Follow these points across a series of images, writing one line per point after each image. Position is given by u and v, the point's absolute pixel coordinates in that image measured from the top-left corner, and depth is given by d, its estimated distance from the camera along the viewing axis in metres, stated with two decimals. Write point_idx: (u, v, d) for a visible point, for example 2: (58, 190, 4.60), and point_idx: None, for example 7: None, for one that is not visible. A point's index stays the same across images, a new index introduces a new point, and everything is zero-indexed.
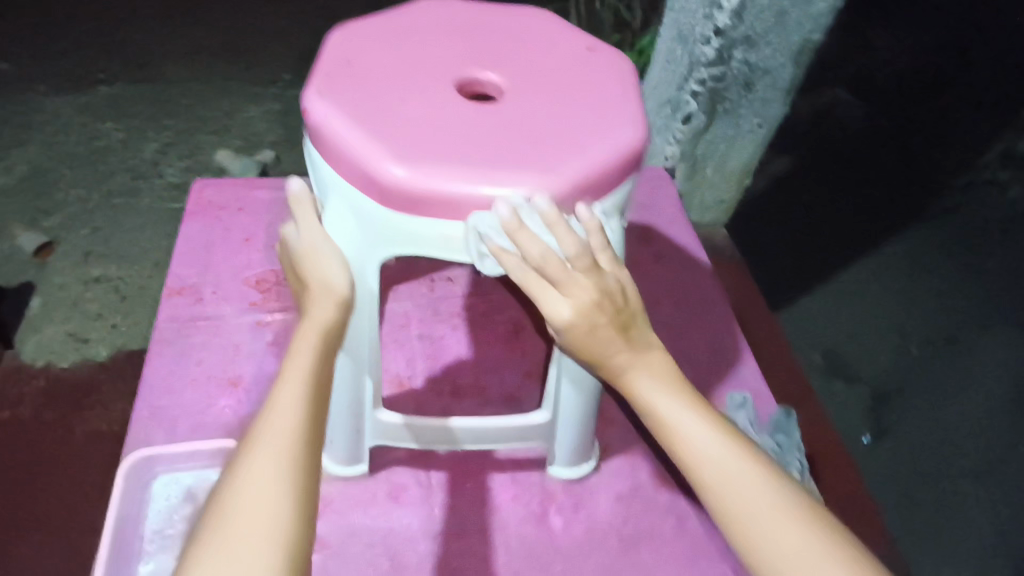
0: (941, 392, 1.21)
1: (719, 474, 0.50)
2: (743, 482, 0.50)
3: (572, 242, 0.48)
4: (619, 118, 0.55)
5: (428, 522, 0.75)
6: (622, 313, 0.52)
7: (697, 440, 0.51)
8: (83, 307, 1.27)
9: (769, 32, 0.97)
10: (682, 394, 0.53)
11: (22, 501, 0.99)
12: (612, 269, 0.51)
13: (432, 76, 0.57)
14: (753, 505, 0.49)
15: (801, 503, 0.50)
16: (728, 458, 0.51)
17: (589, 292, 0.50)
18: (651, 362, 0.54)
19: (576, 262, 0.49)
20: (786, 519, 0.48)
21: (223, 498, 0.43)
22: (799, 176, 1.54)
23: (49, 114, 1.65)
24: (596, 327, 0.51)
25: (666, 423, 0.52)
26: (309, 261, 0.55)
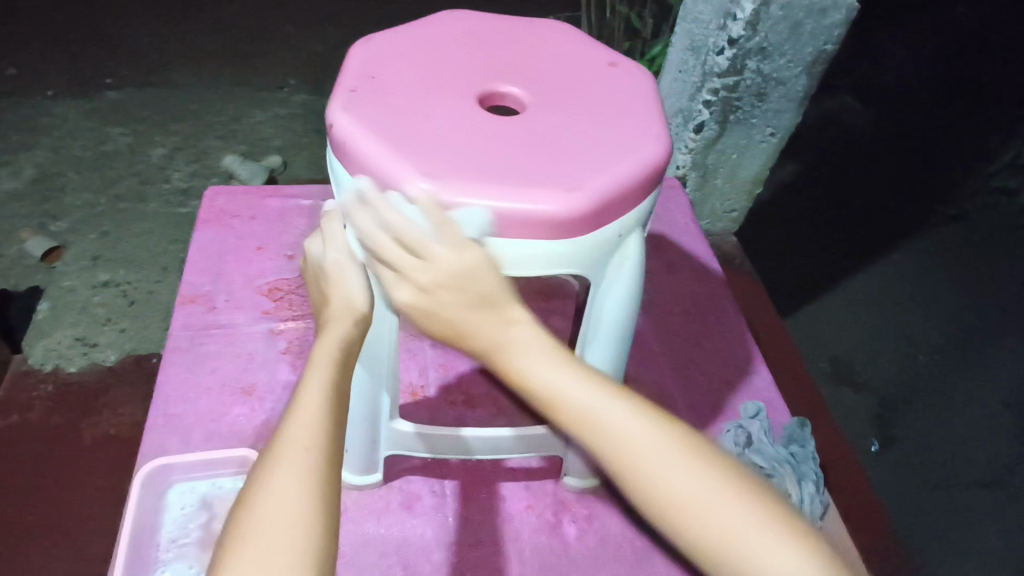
0: (951, 402, 1.20)
1: (607, 431, 0.47)
2: (623, 430, 0.46)
3: (397, 223, 0.49)
4: (641, 134, 0.55)
5: (441, 532, 0.75)
6: (467, 291, 0.49)
7: (570, 396, 0.48)
8: (91, 312, 1.27)
9: (784, 43, 0.97)
10: (560, 354, 0.50)
11: (28, 507, 0.99)
12: (449, 250, 0.49)
13: (455, 91, 0.57)
14: (640, 450, 0.46)
15: (692, 442, 0.47)
16: (615, 411, 0.47)
17: (422, 273, 0.49)
18: (524, 327, 0.50)
19: (404, 244, 0.50)
20: (681, 465, 0.46)
21: (249, 510, 0.42)
22: (805, 183, 1.54)
23: (58, 118, 1.65)
24: (439, 307, 0.50)
25: (543, 389, 0.48)
26: (333, 278, 0.57)
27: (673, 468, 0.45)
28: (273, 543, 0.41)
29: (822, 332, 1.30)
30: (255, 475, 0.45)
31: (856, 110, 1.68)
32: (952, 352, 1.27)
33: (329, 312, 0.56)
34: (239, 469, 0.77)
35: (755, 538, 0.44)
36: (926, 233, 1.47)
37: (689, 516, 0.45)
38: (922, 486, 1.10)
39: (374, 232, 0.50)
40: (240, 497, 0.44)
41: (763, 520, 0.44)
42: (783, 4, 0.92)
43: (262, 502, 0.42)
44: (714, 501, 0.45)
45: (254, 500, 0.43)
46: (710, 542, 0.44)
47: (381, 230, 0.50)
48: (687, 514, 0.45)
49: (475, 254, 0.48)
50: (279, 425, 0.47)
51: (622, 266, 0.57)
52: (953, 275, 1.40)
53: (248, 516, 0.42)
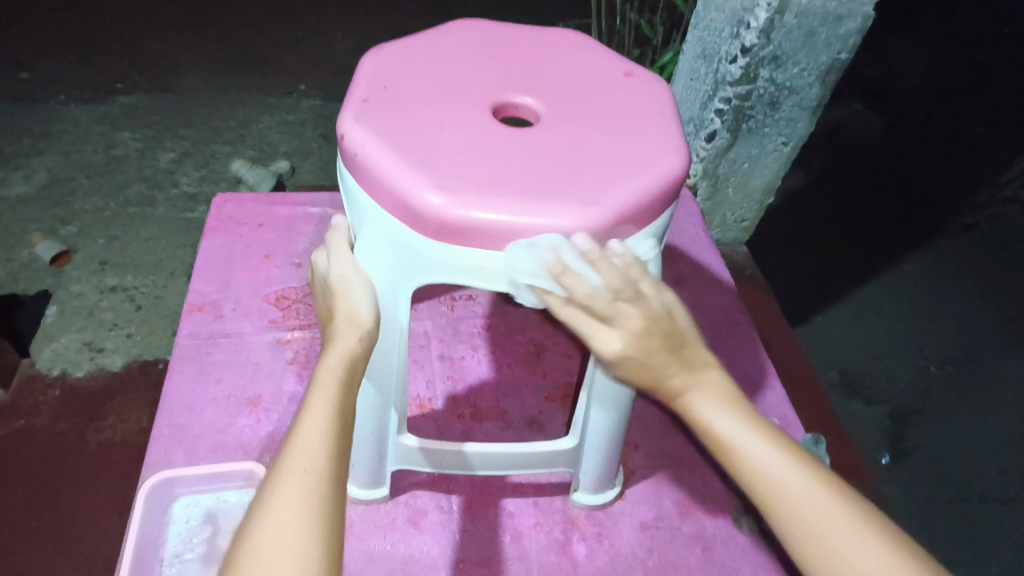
0: (962, 414, 1.18)
1: (786, 495, 0.49)
2: (813, 502, 0.49)
3: (618, 277, 0.48)
4: (659, 147, 0.55)
5: (448, 549, 0.73)
6: (675, 340, 0.51)
7: (762, 459, 0.51)
8: (98, 317, 1.26)
9: (798, 51, 0.95)
10: (746, 415, 0.53)
11: (32, 514, 0.98)
12: (657, 295, 0.50)
13: (470, 102, 0.57)
14: (830, 524, 0.48)
15: (876, 523, 0.48)
16: (797, 479, 0.50)
17: (636, 321, 0.49)
18: (712, 382, 0.54)
19: (621, 293, 0.49)
20: (861, 542, 0.47)
21: (250, 535, 0.41)
22: (813, 191, 1.51)
23: (68, 122, 1.66)
24: (647, 355, 0.50)
25: (737, 448, 0.52)
26: (337, 290, 0.56)
27: (865, 552, 0.47)
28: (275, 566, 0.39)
29: (833, 341, 1.29)
30: (258, 500, 0.44)
31: (868, 118, 1.64)
32: (963, 363, 1.25)
33: (335, 327, 0.54)
34: (244, 482, 0.77)
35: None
36: (938, 241, 1.44)
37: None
38: (935, 502, 1.08)
39: (592, 281, 0.48)
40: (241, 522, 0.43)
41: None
42: (797, 12, 0.91)
43: (264, 525, 0.41)
44: None
45: (255, 526, 0.42)
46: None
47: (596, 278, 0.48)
48: None
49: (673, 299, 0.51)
50: (283, 446, 0.46)
51: None
52: (965, 284, 1.38)
53: (251, 542, 0.41)
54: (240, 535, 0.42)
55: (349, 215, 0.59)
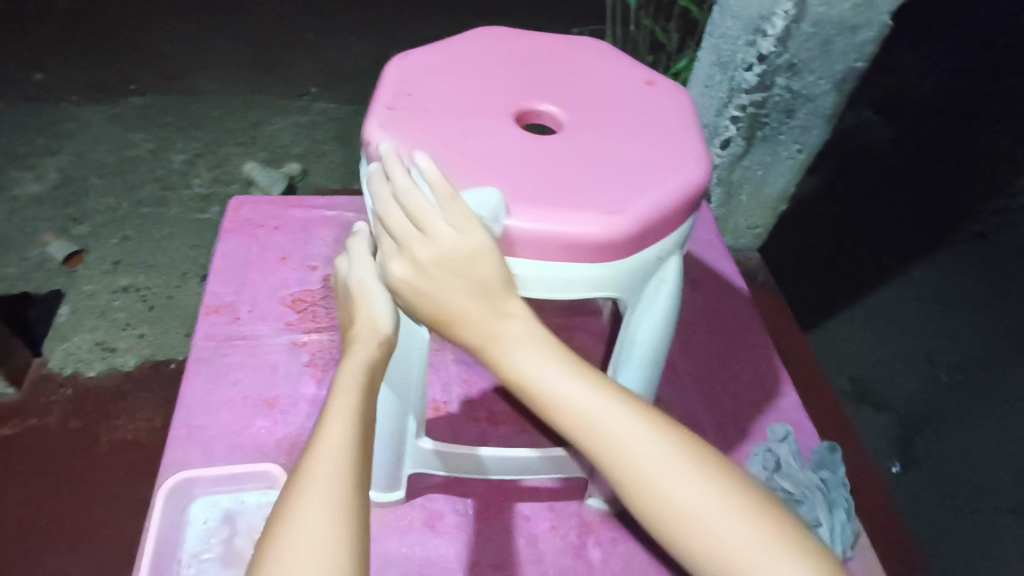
0: (972, 420, 1.17)
1: (595, 431, 0.44)
2: (617, 436, 0.44)
3: (407, 197, 0.49)
4: (682, 156, 0.56)
5: (464, 552, 0.74)
6: (467, 274, 0.48)
7: (564, 397, 0.45)
8: (110, 316, 1.27)
9: (814, 59, 0.96)
10: (551, 349, 0.47)
11: (46, 511, 0.99)
12: (455, 231, 0.48)
13: (494, 110, 0.58)
14: (638, 458, 0.43)
15: (687, 444, 0.44)
16: (605, 411, 0.45)
17: (422, 252, 0.49)
18: (518, 319, 0.48)
19: (412, 221, 0.50)
20: (672, 474, 0.43)
21: (277, 543, 0.41)
22: (823, 198, 1.50)
23: (82, 123, 1.67)
24: (434, 288, 0.49)
25: (537, 388, 0.46)
26: (358, 298, 0.57)
27: (671, 482, 0.43)
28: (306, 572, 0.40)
29: (843, 348, 1.29)
30: (280, 510, 0.43)
31: (878, 126, 1.63)
32: (973, 370, 1.24)
33: (354, 333, 0.55)
34: (262, 482, 0.77)
35: (754, 552, 0.41)
36: (947, 247, 1.44)
37: (679, 525, 0.42)
38: (946, 510, 1.07)
39: (387, 206, 0.51)
40: (265, 529, 0.43)
41: (760, 530, 0.41)
42: (813, 21, 0.92)
43: (292, 532, 0.41)
44: (706, 509, 0.42)
45: (283, 532, 0.42)
46: (700, 552, 0.42)
47: (393, 204, 0.51)
48: (684, 523, 0.42)
49: (478, 237, 0.48)
50: (305, 452, 0.46)
51: (660, 288, 0.58)
52: (974, 290, 1.37)
53: (280, 549, 0.41)
54: (266, 543, 0.42)
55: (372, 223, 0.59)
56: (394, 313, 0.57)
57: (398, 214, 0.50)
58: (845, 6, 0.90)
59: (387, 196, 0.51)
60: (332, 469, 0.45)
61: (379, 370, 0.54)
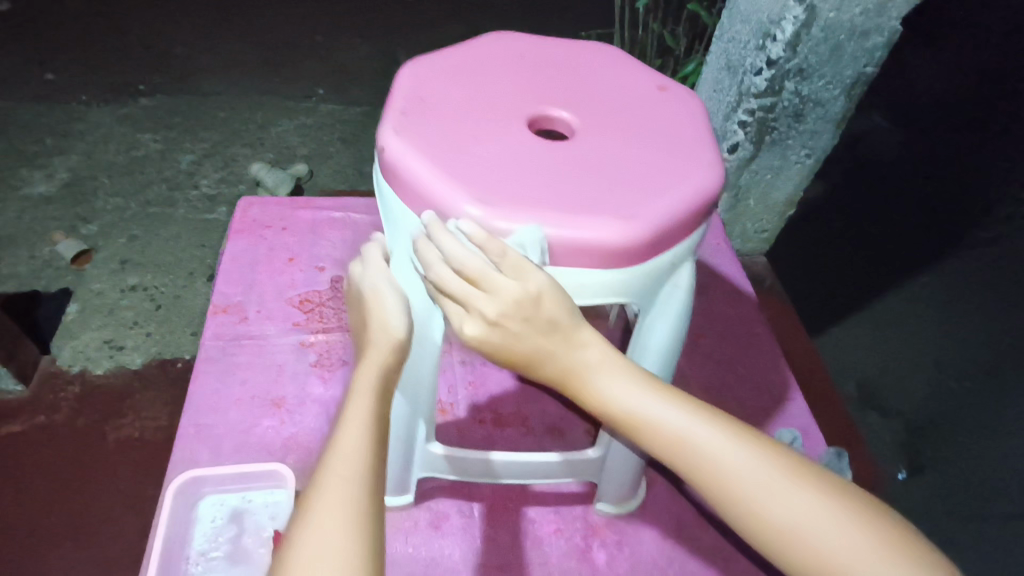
0: (981, 429, 1.14)
1: (695, 454, 0.47)
2: (718, 456, 0.47)
3: (458, 256, 0.48)
4: (695, 162, 0.57)
5: (469, 554, 0.74)
6: (539, 321, 0.48)
7: (661, 423, 0.48)
8: (118, 315, 1.28)
9: (824, 64, 0.95)
10: (640, 376, 0.50)
11: (53, 508, 0.99)
12: (517, 282, 0.47)
13: (508, 115, 0.58)
14: (742, 475, 0.46)
15: (783, 459, 0.47)
16: (703, 433, 0.47)
17: (490, 309, 0.47)
18: (601, 351, 0.50)
19: (469, 278, 0.48)
20: (774, 487, 0.46)
21: (294, 545, 0.41)
22: (833, 202, 1.52)
23: (92, 123, 1.69)
24: (508, 338, 0.48)
25: (635, 416, 0.49)
26: (372, 303, 0.58)
27: (778, 496, 0.45)
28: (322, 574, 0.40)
29: (849, 353, 1.29)
30: (296, 514, 0.44)
31: (888, 131, 1.64)
32: (983, 378, 1.20)
33: (367, 338, 0.55)
34: (270, 481, 0.77)
35: (860, 558, 0.43)
36: (959, 251, 1.40)
37: (784, 538, 0.45)
38: (953, 517, 1.06)
39: (437, 271, 0.49)
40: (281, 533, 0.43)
41: (868, 535, 0.43)
42: (825, 25, 0.90)
43: (308, 534, 0.41)
44: (813, 519, 0.44)
45: (300, 536, 0.42)
46: (811, 563, 0.44)
47: (443, 266, 0.49)
48: (791, 534, 0.45)
49: (539, 284, 0.47)
50: (321, 455, 0.46)
51: (673, 293, 0.58)
52: (987, 296, 1.33)
53: (297, 551, 0.41)
54: (283, 546, 0.42)
55: (385, 230, 0.60)
56: (407, 319, 0.57)
57: (451, 273, 0.48)
58: (856, 11, 0.89)
59: (433, 258, 0.49)
60: (349, 472, 0.45)
61: (394, 375, 0.54)
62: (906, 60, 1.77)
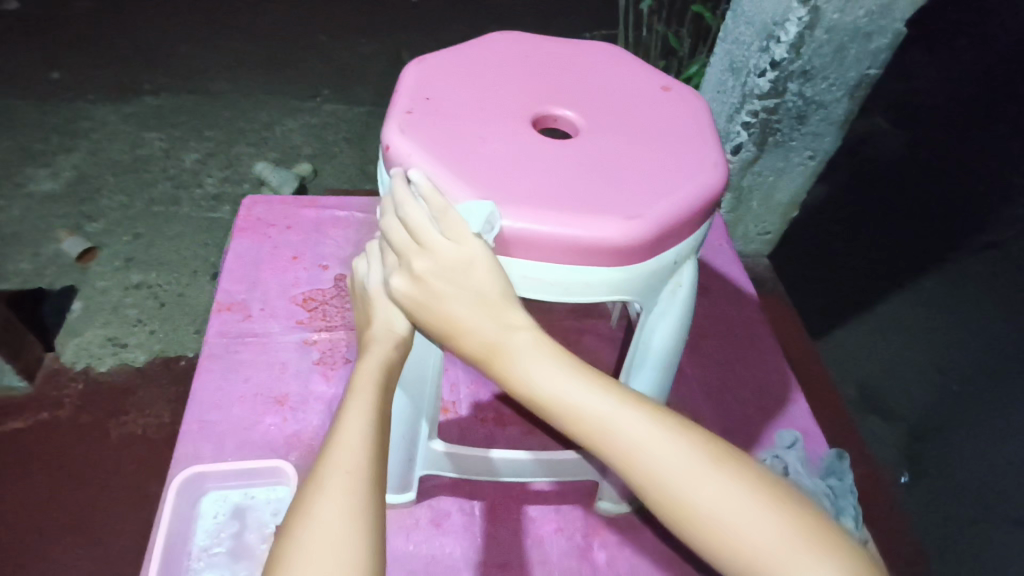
0: (981, 432, 1.15)
1: (611, 435, 0.44)
2: (635, 438, 0.43)
3: (406, 211, 0.51)
4: (698, 161, 0.57)
5: (470, 551, 0.74)
6: (467, 286, 0.48)
7: (576, 403, 0.45)
8: (122, 313, 1.28)
9: (827, 66, 0.95)
10: (566, 361, 0.47)
11: (57, 504, 1.00)
12: (452, 244, 0.49)
13: (512, 114, 0.58)
14: (661, 459, 0.43)
15: (714, 449, 0.43)
16: (619, 414, 0.44)
17: (424, 266, 0.50)
18: (521, 325, 0.48)
19: (412, 232, 0.51)
20: (694, 472, 0.42)
21: (296, 538, 0.42)
22: (837, 205, 1.49)
23: (97, 122, 1.69)
24: (431, 299, 0.49)
25: (549, 397, 0.45)
26: (376, 300, 0.58)
27: (695, 481, 0.42)
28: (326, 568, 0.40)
29: (853, 357, 1.28)
30: (299, 506, 0.44)
31: (891, 133, 1.62)
32: (983, 380, 1.22)
33: (370, 334, 0.56)
34: (272, 478, 0.78)
35: (777, 546, 0.40)
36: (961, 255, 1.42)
37: (716, 533, 0.41)
38: (954, 519, 1.06)
39: (391, 221, 0.52)
40: (283, 528, 0.43)
41: (787, 524, 0.41)
42: (828, 27, 0.91)
43: (312, 529, 0.42)
44: (734, 507, 0.41)
45: (302, 531, 0.42)
46: (728, 553, 0.41)
47: (395, 219, 0.52)
48: (710, 522, 0.41)
49: (474, 248, 0.49)
50: (323, 450, 0.47)
51: (677, 292, 0.59)
52: (987, 300, 1.35)
53: (300, 545, 0.41)
54: (285, 540, 0.42)
55: None
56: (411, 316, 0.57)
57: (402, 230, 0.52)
58: (859, 13, 0.90)
59: (392, 212, 0.53)
60: (351, 467, 0.45)
61: (396, 371, 0.54)
62: (911, 63, 1.77)
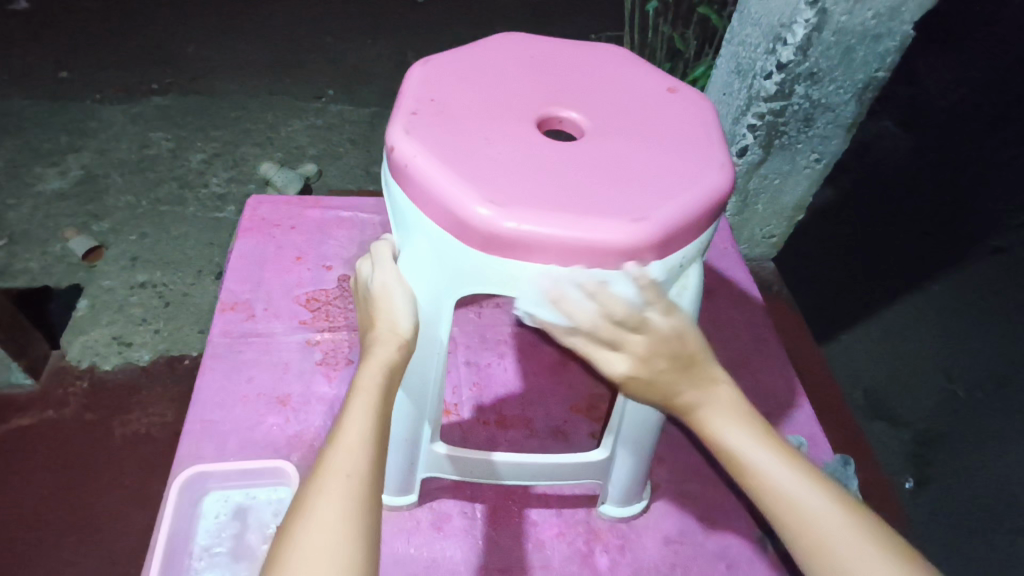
0: (990, 439, 1.12)
1: (794, 503, 0.50)
2: (820, 513, 0.50)
3: (606, 299, 0.52)
4: (705, 164, 0.56)
5: (470, 555, 0.73)
6: (678, 355, 0.53)
7: (768, 469, 0.52)
8: (127, 312, 1.29)
9: (834, 69, 0.95)
10: (758, 429, 0.54)
11: (62, 501, 1.00)
12: (665, 320, 0.52)
13: (518, 116, 0.58)
14: (840, 536, 0.49)
15: (894, 545, 0.49)
16: (805, 488, 0.51)
17: (639, 345, 0.53)
18: (722, 396, 0.54)
19: (622, 321, 0.52)
20: (870, 557, 0.48)
21: (291, 539, 0.41)
22: (845, 210, 1.50)
23: (104, 121, 1.70)
24: (654, 375, 0.53)
25: (744, 459, 0.52)
26: (380, 301, 0.58)
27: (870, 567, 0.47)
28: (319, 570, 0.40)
29: (862, 363, 1.30)
30: (297, 505, 0.44)
31: None
32: (994, 388, 1.18)
33: (373, 336, 0.56)
34: (274, 479, 0.78)
35: None
36: (976, 257, 1.35)
37: None
38: (960, 527, 1.04)
39: (592, 315, 0.53)
40: (281, 527, 0.43)
41: None
42: (836, 29, 0.90)
43: (309, 530, 0.41)
44: None
45: (297, 532, 0.42)
46: None
47: (596, 311, 0.53)
48: None
49: (679, 320, 0.53)
50: (324, 451, 0.47)
51: (682, 296, 0.58)
52: (1005, 305, 1.28)
53: (295, 545, 0.41)
54: (281, 539, 0.42)
55: (395, 231, 0.60)
56: (416, 319, 0.57)
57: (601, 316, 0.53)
58: (867, 15, 0.89)
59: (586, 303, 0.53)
60: (350, 469, 0.45)
61: (399, 374, 0.54)
62: None
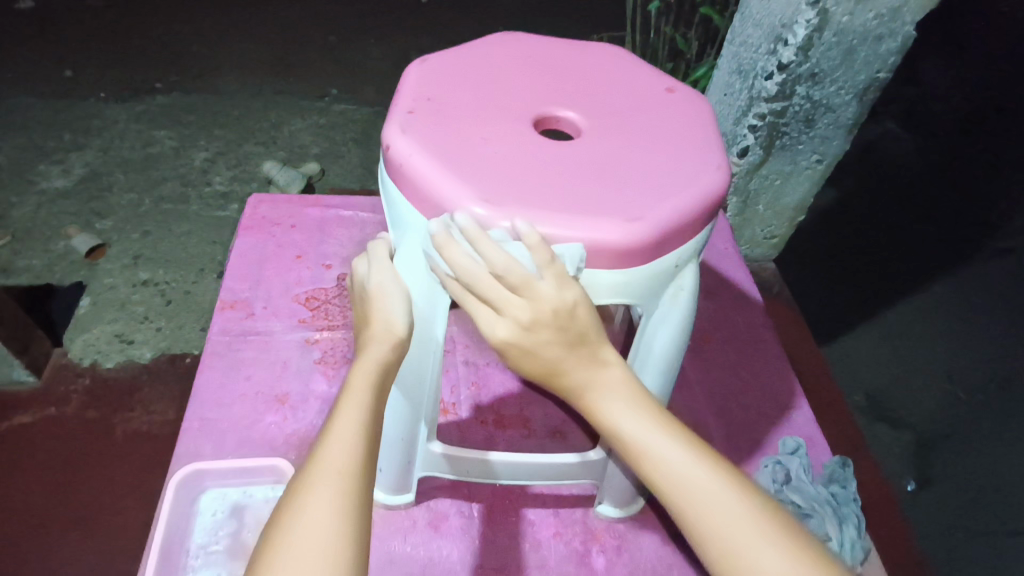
0: (989, 440, 1.14)
1: (675, 481, 0.48)
2: (702, 490, 0.47)
3: (500, 262, 0.48)
4: (701, 164, 0.56)
5: (467, 554, 0.74)
6: (566, 328, 0.50)
7: (652, 447, 0.49)
8: (130, 309, 1.29)
9: (836, 69, 0.94)
10: (655, 413, 0.50)
11: (64, 497, 1.01)
12: (554, 290, 0.48)
13: (514, 115, 0.58)
14: (720, 513, 0.46)
15: (778, 521, 0.46)
16: (684, 462, 0.48)
17: (522, 311, 0.49)
18: (614, 375, 0.52)
19: (505, 281, 0.49)
20: (754, 534, 0.45)
21: (279, 536, 0.41)
22: (848, 209, 1.48)
23: (108, 120, 1.70)
24: (538, 345, 0.50)
25: (626, 437, 0.50)
26: (375, 299, 0.57)
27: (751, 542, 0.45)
28: (308, 567, 0.40)
29: (862, 362, 1.24)
30: (288, 501, 0.44)
31: (900, 138, 1.61)
32: (993, 391, 1.20)
33: (369, 335, 0.55)
34: (271, 477, 0.78)
35: None
36: (975, 264, 1.39)
37: None
38: (961, 530, 1.03)
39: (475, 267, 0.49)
40: (269, 524, 0.43)
41: None
42: (837, 30, 0.90)
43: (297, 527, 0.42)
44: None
45: (285, 530, 0.42)
46: None
47: (480, 268, 0.49)
48: None
49: (576, 294, 0.49)
50: (315, 447, 0.47)
51: (678, 296, 0.58)
52: (999, 309, 1.32)
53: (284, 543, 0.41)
54: (270, 536, 0.42)
55: (392, 230, 0.60)
56: (410, 317, 0.57)
57: (486, 277, 0.49)
58: (869, 16, 0.88)
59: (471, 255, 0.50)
60: (340, 467, 0.45)
61: (391, 372, 0.54)
62: (920, 70, 1.76)
